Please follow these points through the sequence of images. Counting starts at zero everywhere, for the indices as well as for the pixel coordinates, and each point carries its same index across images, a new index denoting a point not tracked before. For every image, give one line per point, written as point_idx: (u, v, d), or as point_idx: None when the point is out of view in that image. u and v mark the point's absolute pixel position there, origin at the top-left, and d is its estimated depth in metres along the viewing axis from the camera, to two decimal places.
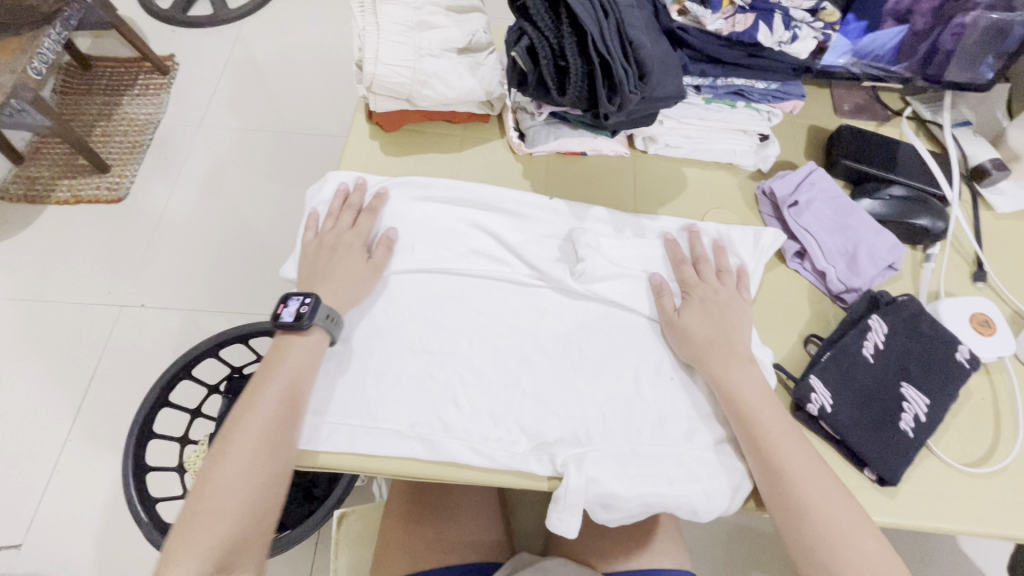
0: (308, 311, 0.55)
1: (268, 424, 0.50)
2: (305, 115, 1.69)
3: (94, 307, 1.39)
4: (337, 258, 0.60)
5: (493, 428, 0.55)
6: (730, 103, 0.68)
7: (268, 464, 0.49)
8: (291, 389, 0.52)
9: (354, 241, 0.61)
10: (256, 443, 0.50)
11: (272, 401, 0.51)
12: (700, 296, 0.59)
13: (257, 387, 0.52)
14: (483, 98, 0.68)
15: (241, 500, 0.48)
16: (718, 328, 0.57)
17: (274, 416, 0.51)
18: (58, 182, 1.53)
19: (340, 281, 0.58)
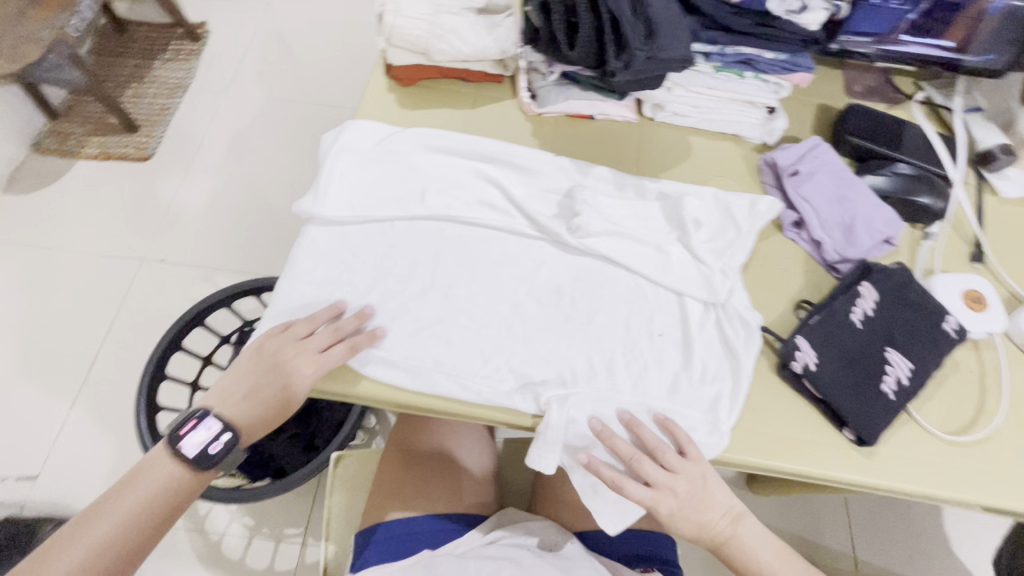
0: (221, 451, 0.53)
1: (87, 562, 0.48)
2: (327, 88, 1.72)
3: (116, 259, 1.45)
4: (284, 389, 0.54)
5: (482, 365, 0.57)
6: (737, 73, 0.69)
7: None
8: (134, 524, 0.51)
9: (308, 379, 0.54)
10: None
11: (99, 539, 0.49)
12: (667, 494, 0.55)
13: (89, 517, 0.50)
14: (496, 57, 0.69)
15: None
16: (682, 514, 0.55)
17: (102, 556, 0.49)
18: (89, 139, 1.59)
19: (259, 400, 0.55)
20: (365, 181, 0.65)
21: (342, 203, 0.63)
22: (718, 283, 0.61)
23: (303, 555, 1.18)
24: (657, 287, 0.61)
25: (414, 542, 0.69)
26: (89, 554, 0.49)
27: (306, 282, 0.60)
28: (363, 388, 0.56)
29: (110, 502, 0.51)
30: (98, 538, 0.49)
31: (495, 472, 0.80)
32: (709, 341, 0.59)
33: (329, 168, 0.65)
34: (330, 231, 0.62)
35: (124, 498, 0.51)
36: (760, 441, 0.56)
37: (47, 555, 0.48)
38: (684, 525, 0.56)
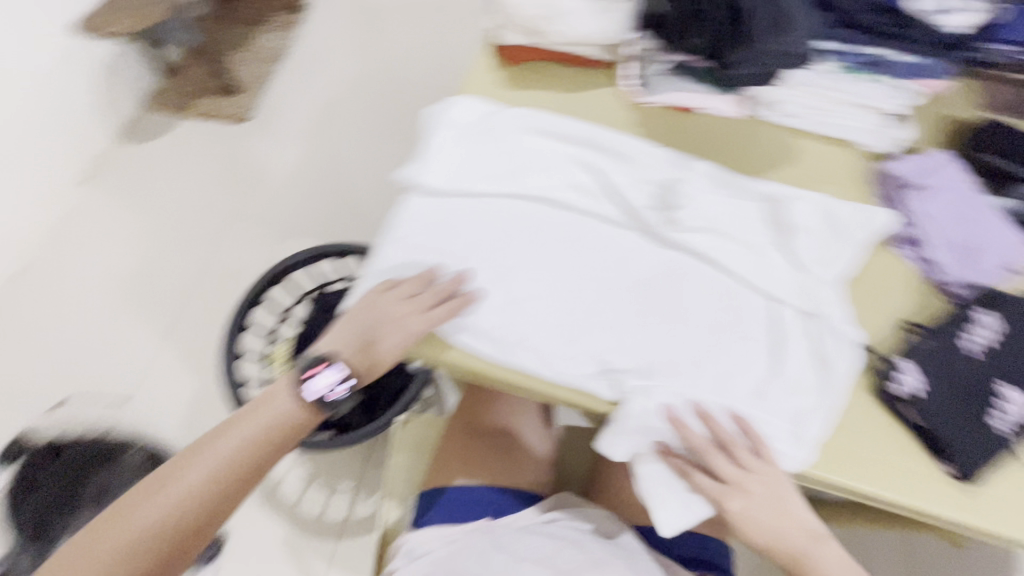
0: (344, 397, 0.57)
1: (214, 476, 0.52)
2: (413, 67, 1.77)
3: (210, 212, 1.55)
4: (390, 340, 0.57)
5: (566, 348, 0.58)
6: (862, 74, 0.68)
7: (199, 512, 0.52)
8: (253, 447, 0.55)
9: (413, 334, 0.57)
10: (197, 489, 0.52)
11: (224, 455, 0.53)
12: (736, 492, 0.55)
13: (224, 429, 0.55)
14: (607, 42, 0.68)
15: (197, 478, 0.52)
16: (749, 514, 0.56)
17: (226, 472, 0.53)
18: (194, 98, 1.70)
19: (366, 352, 0.58)
20: (466, 156, 0.66)
21: (443, 176, 0.65)
22: (814, 293, 0.59)
23: (352, 509, 1.24)
24: (750, 291, 0.60)
25: (471, 513, 0.73)
26: (215, 468, 0.53)
27: (404, 248, 0.62)
28: (452, 354, 0.59)
29: (235, 424, 0.55)
30: (223, 455, 0.53)
31: (553, 456, 0.83)
32: (800, 352, 0.57)
33: (434, 141, 0.67)
34: (428, 202, 0.64)
35: (246, 422, 0.55)
36: (852, 462, 0.54)
37: (180, 464, 0.52)
38: (751, 526, 0.56)
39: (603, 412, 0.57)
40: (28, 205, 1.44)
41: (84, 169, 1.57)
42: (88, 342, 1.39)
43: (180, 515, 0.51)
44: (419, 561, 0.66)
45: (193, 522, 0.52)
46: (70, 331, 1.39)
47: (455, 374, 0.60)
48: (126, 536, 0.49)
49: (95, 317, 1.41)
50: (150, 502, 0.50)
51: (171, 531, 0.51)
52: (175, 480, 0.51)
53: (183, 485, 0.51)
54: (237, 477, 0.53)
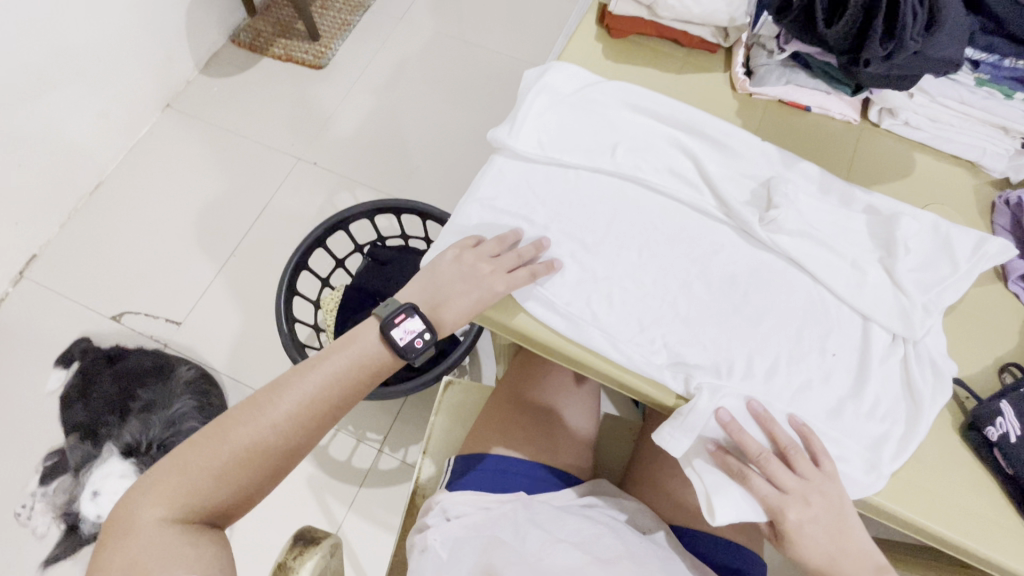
0: (423, 348, 0.56)
1: (305, 406, 0.51)
2: (492, 33, 1.74)
3: (278, 153, 1.59)
4: (469, 296, 0.57)
5: (638, 334, 0.56)
6: (1006, 91, 0.61)
7: (289, 439, 0.51)
8: (342, 383, 0.53)
9: (493, 293, 0.56)
10: (289, 416, 0.51)
11: (314, 388, 0.52)
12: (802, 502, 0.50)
13: (309, 366, 0.53)
14: (723, 24, 0.65)
15: (286, 408, 0.51)
16: (814, 534, 0.51)
17: (316, 404, 0.52)
18: (277, 39, 1.72)
19: (441, 308, 0.58)
20: (561, 124, 0.64)
21: (536, 140, 0.63)
22: (918, 317, 0.54)
23: (377, 460, 1.27)
24: (843, 304, 0.57)
25: (511, 481, 0.72)
26: (306, 399, 0.52)
27: (487, 209, 0.61)
28: (521, 322, 0.58)
29: (322, 361, 0.54)
30: (314, 387, 0.52)
31: (593, 443, 0.82)
32: (887, 377, 0.54)
33: (530, 104, 0.65)
34: (516, 165, 0.63)
35: (336, 358, 0.54)
36: (928, 500, 0.51)
37: (272, 392, 0.51)
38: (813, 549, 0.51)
39: (669, 407, 0.55)
40: (114, 123, 1.50)
41: (169, 96, 1.64)
42: (153, 261, 1.45)
43: (271, 442, 0.50)
44: (453, 521, 0.66)
45: (281, 450, 0.50)
46: (138, 248, 1.46)
47: (520, 344, 0.59)
48: (219, 456, 0.48)
49: (162, 239, 1.48)
50: (244, 425, 0.50)
51: (261, 456, 0.49)
52: (266, 407, 0.51)
53: (276, 413, 0.50)
54: (322, 412, 0.52)
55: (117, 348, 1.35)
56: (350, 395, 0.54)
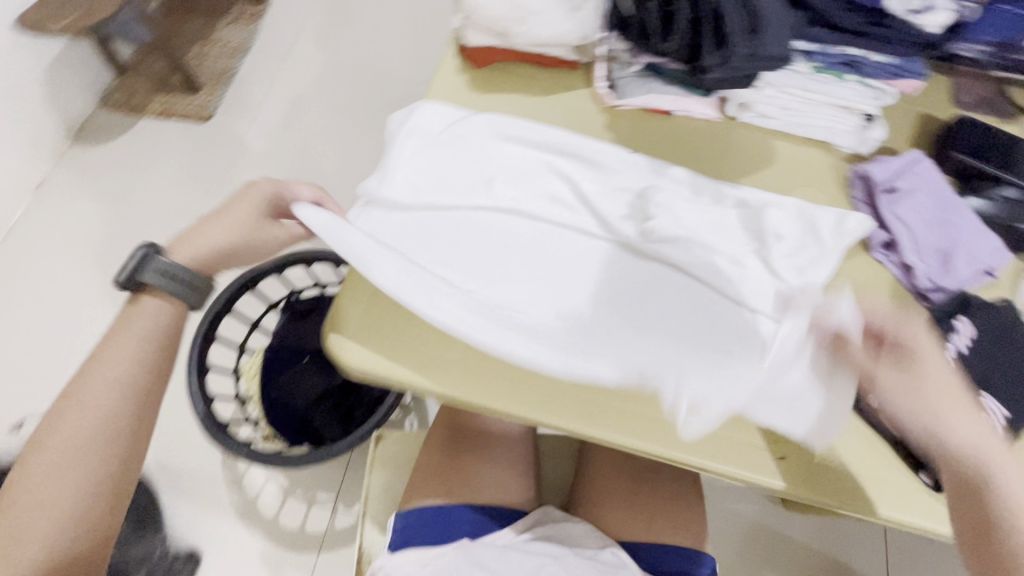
0: (138, 262, 0.55)
1: (103, 407, 0.52)
2: (386, 60, 1.68)
3: (174, 217, 1.48)
4: (228, 219, 0.58)
5: (540, 369, 0.56)
6: (838, 74, 0.64)
7: (113, 441, 0.52)
8: (138, 367, 0.54)
9: (246, 200, 0.59)
10: (94, 423, 0.51)
11: (103, 387, 0.52)
12: (918, 328, 0.52)
13: (90, 371, 0.53)
14: (576, 42, 0.66)
15: (87, 421, 0.51)
16: (940, 361, 0.51)
17: (116, 395, 0.52)
18: (153, 96, 1.61)
19: (205, 232, 0.59)
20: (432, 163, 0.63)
21: (409, 186, 0.62)
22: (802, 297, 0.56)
23: (333, 520, 1.22)
24: (734, 301, 0.58)
25: (452, 531, 0.72)
26: (102, 400, 0.52)
27: (367, 268, 0.58)
28: (425, 382, 0.57)
29: (98, 361, 0.53)
30: (103, 388, 0.52)
31: (533, 462, 0.81)
32: None
33: (397, 150, 0.63)
34: (392, 215, 0.61)
35: (115, 350, 0.54)
36: (831, 474, 0.54)
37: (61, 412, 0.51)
38: (941, 382, 0.50)
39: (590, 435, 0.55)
40: None
41: (39, 173, 1.50)
42: (49, 355, 1.32)
43: (89, 453, 0.51)
44: None
45: (114, 453, 0.52)
46: (29, 345, 1.33)
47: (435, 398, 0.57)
48: (49, 490, 0.49)
49: (55, 330, 1.35)
50: (47, 456, 0.50)
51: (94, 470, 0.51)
52: (61, 427, 0.51)
53: (76, 425, 0.51)
54: (129, 398, 0.53)
55: (16, 458, 1.21)
56: (149, 369, 0.55)
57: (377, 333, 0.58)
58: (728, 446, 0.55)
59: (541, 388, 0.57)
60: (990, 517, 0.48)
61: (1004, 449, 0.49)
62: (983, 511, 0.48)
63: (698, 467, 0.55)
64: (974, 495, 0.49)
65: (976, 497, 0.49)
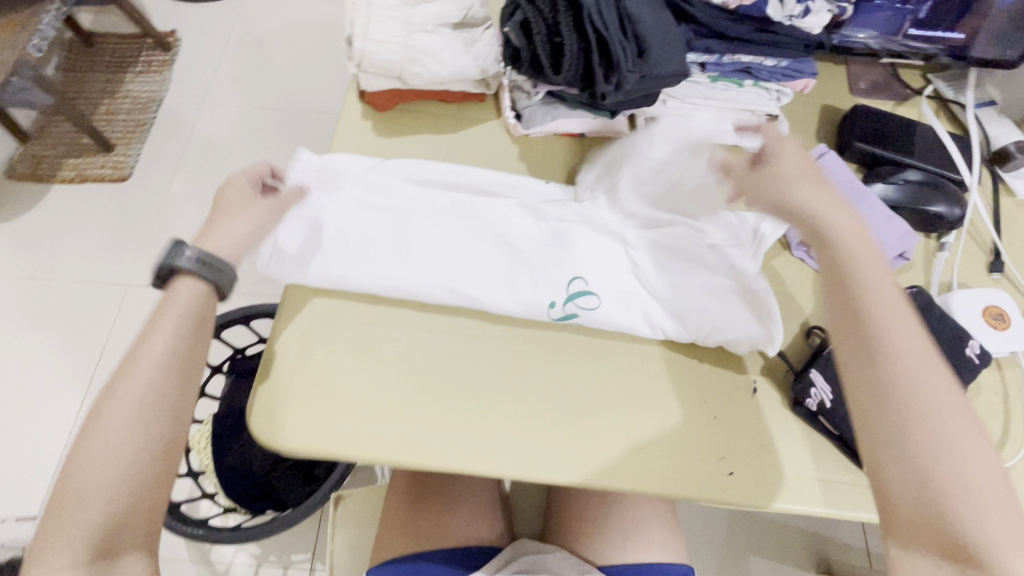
0: (172, 254, 0.48)
1: (146, 392, 0.43)
2: (313, 91, 1.46)
3: (90, 296, 1.22)
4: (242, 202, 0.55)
5: (472, 417, 0.53)
6: (737, 82, 0.65)
7: (157, 439, 0.43)
8: (186, 336, 0.46)
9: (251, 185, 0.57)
10: (133, 423, 0.42)
11: (142, 382, 0.43)
12: (793, 146, 0.55)
13: (125, 367, 0.44)
14: (477, 77, 0.65)
15: (136, 417, 0.42)
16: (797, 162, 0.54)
17: (156, 389, 0.43)
18: (62, 161, 1.35)
19: (227, 221, 0.53)
20: (356, 203, 0.60)
21: (336, 236, 0.58)
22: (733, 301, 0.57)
23: None
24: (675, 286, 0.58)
25: None
26: (151, 372, 0.44)
27: (318, 328, 0.56)
28: (340, 447, 0.51)
29: (138, 351, 0.44)
30: (139, 376, 0.43)
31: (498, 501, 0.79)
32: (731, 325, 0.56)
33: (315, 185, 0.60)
34: (324, 270, 0.57)
35: (161, 320, 0.46)
36: (778, 486, 0.53)
37: (97, 412, 0.42)
38: (818, 195, 0.52)
39: (542, 481, 0.51)
40: None
41: None
42: None
43: (141, 440, 0.42)
44: None
45: (158, 451, 0.43)
46: None
47: (385, 463, 0.52)
48: (92, 501, 0.40)
49: None
50: (95, 440, 0.41)
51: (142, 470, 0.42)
52: (113, 404, 0.42)
53: (127, 402, 0.42)
54: (174, 389, 0.44)
55: None
56: (192, 352, 0.46)
57: (306, 404, 0.53)
58: (697, 471, 0.53)
59: (482, 438, 0.52)
60: (856, 313, 0.46)
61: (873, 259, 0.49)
62: (851, 307, 0.47)
63: (674, 496, 0.52)
64: (838, 293, 0.48)
65: (843, 297, 0.48)
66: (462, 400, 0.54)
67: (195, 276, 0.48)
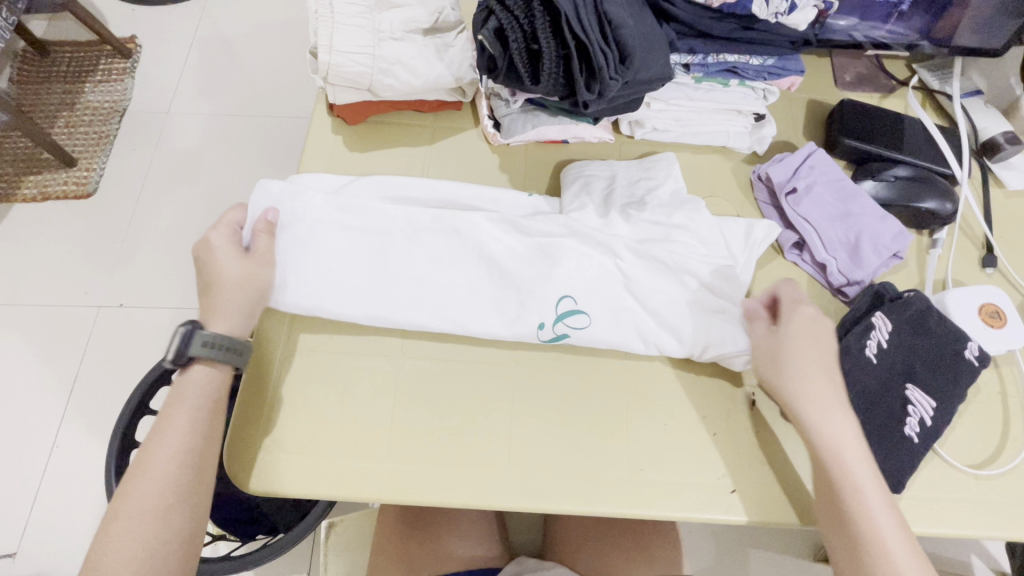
0: (185, 338, 0.48)
1: (167, 481, 0.45)
2: (284, 94, 1.41)
3: (61, 320, 1.16)
4: (227, 258, 0.52)
5: (468, 446, 0.52)
6: (722, 81, 0.63)
7: (178, 526, 0.45)
8: (202, 429, 0.48)
9: (227, 236, 0.53)
10: (155, 512, 0.44)
11: (164, 473, 0.45)
12: (802, 314, 0.52)
13: (147, 457, 0.46)
14: (452, 85, 0.62)
15: (157, 504, 0.45)
16: (807, 338, 0.51)
17: (177, 479, 0.46)
18: (20, 178, 1.27)
19: (221, 289, 0.51)
20: (325, 226, 0.56)
21: (309, 264, 0.55)
22: (723, 316, 0.55)
23: None
24: (671, 293, 0.55)
25: None
26: (168, 465, 0.46)
27: (304, 365, 0.55)
28: (333, 487, 0.50)
29: (158, 442, 0.46)
30: (159, 468, 0.45)
31: (497, 522, 0.76)
32: (730, 332, 0.54)
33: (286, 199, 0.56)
34: (307, 297, 0.54)
35: (177, 410, 0.48)
36: (783, 499, 0.52)
37: (122, 497, 0.45)
38: (817, 388, 0.49)
39: (542, 508, 0.50)
40: None
41: None
42: None
43: (163, 528, 0.44)
44: None
45: (178, 539, 0.45)
46: None
47: (377, 501, 0.50)
48: None
49: None
50: (121, 528, 0.44)
51: (158, 557, 0.44)
52: (136, 498, 0.45)
53: (146, 498, 0.45)
54: (196, 480, 0.47)
55: None
56: (212, 444, 0.49)
57: (295, 442, 0.52)
58: (699, 489, 0.52)
59: (479, 470, 0.51)
60: (849, 531, 0.46)
61: (869, 467, 0.48)
62: (842, 520, 0.47)
63: (675, 517, 0.51)
64: (831, 502, 0.48)
65: (835, 509, 0.47)
66: (455, 433, 0.53)
67: (213, 360, 0.49)
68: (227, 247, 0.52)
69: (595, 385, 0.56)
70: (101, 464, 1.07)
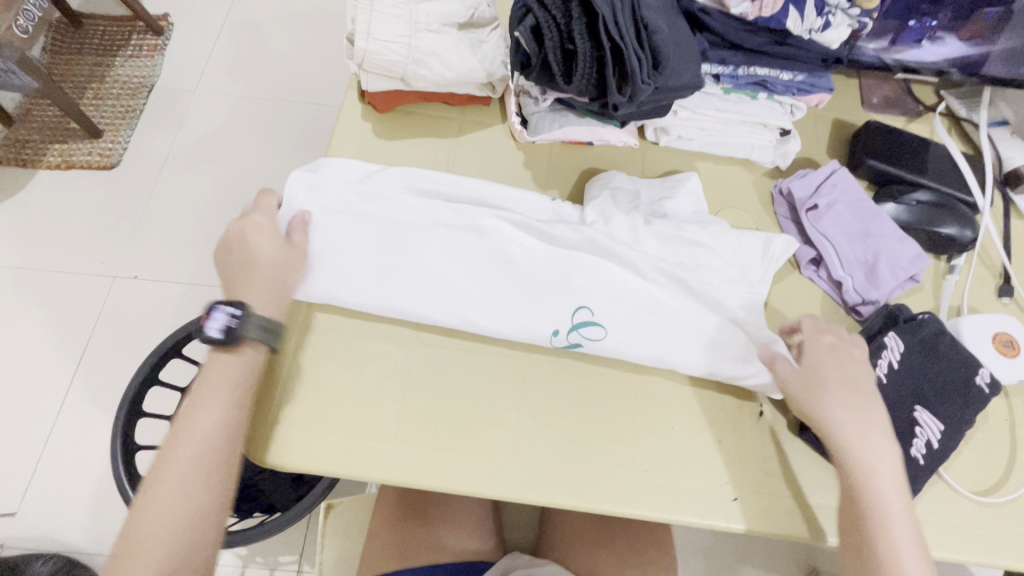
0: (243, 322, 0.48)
1: (203, 455, 0.46)
2: (310, 81, 1.43)
3: (76, 287, 1.18)
4: (270, 246, 0.52)
5: (475, 435, 0.53)
6: (750, 94, 0.64)
7: (214, 498, 0.46)
8: (238, 404, 0.48)
9: (268, 223, 0.54)
10: (191, 484, 0.45)
11: (199, 447, 0.46)
12: (826, 342, 0.53)
13: (181, 429, 0.46)
14: (483, 80, 0.63)
15: (192, 477, 0.45)
16: (836, 364, 0.52)
17: (212, 454, 0.46)
18: (47, 146, 1.29)
19: (260, 272, 0.51)
20: (347, 211, 0.57)
21: (328, 248, 0.56)
22: (732, 328, 0.56)
23: None
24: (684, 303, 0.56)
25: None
26: (203, 440, 0.46)
27: (318, 346, 0.55)
28: (340, 465, 0.51)
29: (195, 417, 0.47)
30: (195, 441, 0.46)
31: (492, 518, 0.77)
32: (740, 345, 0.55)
33: (311, 181, 0.57)
34: (327, 277, 0.55)
35: (213, 386, 0.48)
36: (784, 510, 0.53)
37: (160, 470, 0.45)
38: (852, 421, 0.49)
39: (544, 502, 0.51)
40: None
41: None
42: None
43: (200, 499, 0.45)
44: None
45: (213, 510, 0.46)
46: None
47: (382, 482, 0.51)
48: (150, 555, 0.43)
49: None
50: (159, 499, 0.44)
51: (196, 527, 0.45)
52: (172, 470, 0.45)
53: (183, 471, 0.45)
54: (230, 454, 0.47)
55: None
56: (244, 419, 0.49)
57: (306, 419, 0.52)
58: (701, 495, 0.52)
59: (484, 459, 0.52)
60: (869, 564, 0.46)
61: (900, 501, 0.47)
62: (862, 552, 0.47)
63: (676, 520, 0.52)
64: (857, 532, 0.47)
65: (858, 543, 0.47)
66: (464, 421, 0.53)
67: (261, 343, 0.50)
68: (269, 235, 0.53)
69: (603, 387, 0.56)
70: (106, 431, 1.08)
